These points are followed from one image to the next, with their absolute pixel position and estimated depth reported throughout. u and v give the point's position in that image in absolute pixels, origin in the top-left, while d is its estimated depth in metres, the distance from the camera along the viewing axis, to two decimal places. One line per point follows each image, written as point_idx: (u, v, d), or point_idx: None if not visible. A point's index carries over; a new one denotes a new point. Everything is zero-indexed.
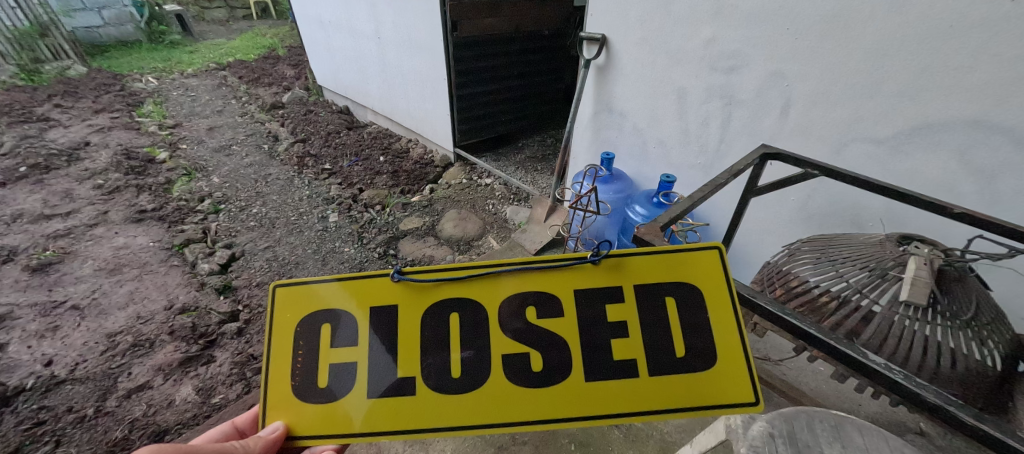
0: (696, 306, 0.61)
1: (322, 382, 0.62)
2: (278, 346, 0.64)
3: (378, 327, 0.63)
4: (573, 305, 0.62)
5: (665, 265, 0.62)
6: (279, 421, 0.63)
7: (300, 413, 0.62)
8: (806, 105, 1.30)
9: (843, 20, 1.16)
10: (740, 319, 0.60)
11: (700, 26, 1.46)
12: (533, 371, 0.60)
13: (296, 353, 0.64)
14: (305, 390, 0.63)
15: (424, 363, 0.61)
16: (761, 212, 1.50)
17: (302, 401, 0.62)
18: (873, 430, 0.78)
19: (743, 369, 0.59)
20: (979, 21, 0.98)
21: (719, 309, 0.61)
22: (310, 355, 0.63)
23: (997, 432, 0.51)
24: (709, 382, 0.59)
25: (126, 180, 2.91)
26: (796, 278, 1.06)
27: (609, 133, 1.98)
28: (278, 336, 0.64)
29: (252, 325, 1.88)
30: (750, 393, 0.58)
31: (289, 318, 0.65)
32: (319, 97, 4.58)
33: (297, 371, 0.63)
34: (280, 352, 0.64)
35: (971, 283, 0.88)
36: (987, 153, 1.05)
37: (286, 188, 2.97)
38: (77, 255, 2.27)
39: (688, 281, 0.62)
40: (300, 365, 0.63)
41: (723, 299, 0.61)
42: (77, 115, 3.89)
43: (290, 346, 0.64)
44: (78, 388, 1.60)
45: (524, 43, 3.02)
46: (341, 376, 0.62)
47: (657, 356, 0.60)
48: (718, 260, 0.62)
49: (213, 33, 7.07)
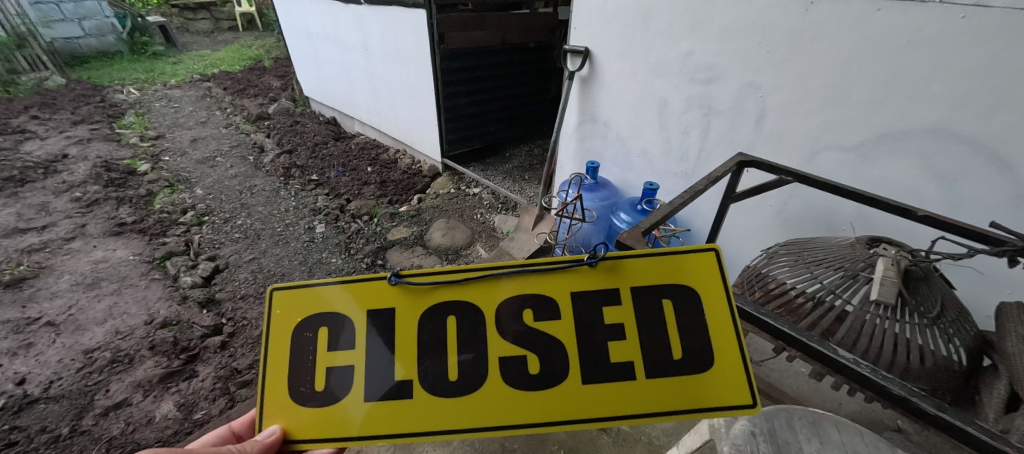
0: (690, 309, 0.63)
1: (318, 385, 0.63)
2: (277, 348, 0.64)
3: (378, 331, 0.63)
4: (569, 308, 0.63)
5: (660, 268, 0.64)
6: (276, 424, 0.63)
7: (297, 415, 0.62)
8: (779, 115, 1.36)
9: (810, 36, 1.23)
10: (735, 322, 0.61)
11: (678, 40, 1.52)
12: (529, 374, 0.61)
13: (294, 355, 0.64)
14: (302, 393, 0.63)
15: (422, 366, 0.62)
16: (740, 218, 1.55)
17: (301, 404, 0.62)
18: (849, 426, 0.81)
19: (739, 372, 0.60)
20: (934, 35, 1.04)
21: (714, 313, 0.62)
22: (309, 357, 0.64)
23: (957, 420, 0.54)
24: (704, 384, 0.60)
25: (106, 192, 2.85)
26: (774, 280, 1.10)
27: (594, 142, 2.02)
28: (275, 338, 0.65)
29: (237, 338, 1.84)
30: (746, 395, 0.59)
31: (287, 320, 0.65)
32: (305, 108, 4.57)
33: (294, 373, 0.64)
34: (277, 354, 0.64)
35: (935, 281, 0.93)
36: (948, 160, 1.11)
37: (271, 199, 2.95)
38: (53, 270, 2.21)
39: (681, 287, 0.63)
40: (298, 367, 0.64)
41: (717, 302, 0.62)
42: (55, 127, 3.81)
43: (288, 348, 0.64)
44: (53, 407, 1.55)
45: (510, 54, 3.07)
46: (339, 379, 0.63)
47: (653, 358, 0.61)
48: (713, 263, 0.64)
49: (197, 45, 7.03)
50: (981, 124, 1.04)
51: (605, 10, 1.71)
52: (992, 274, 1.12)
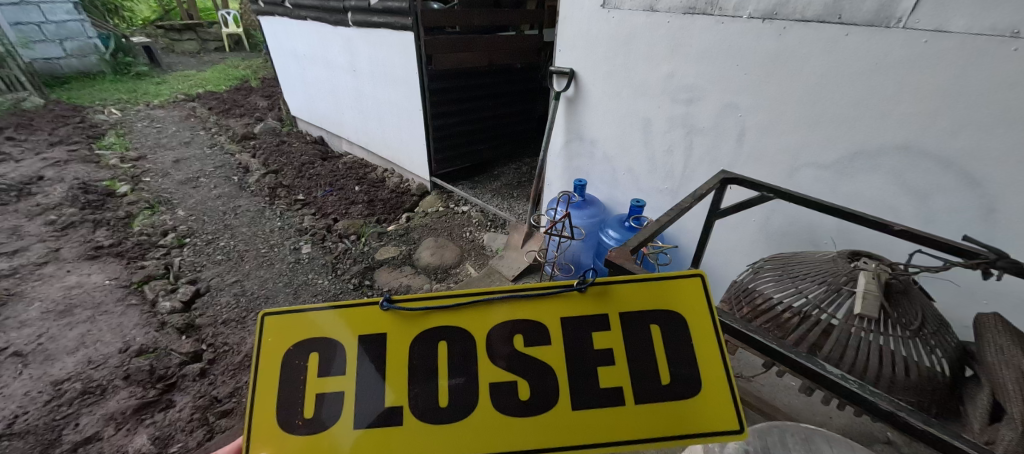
0: (679, 333, 0.63)
1: (307, 412, 0.60)
2: (266, 374, 0.62)
3: (367, 358, 0.61)
4: (560, 332, 0.63)
5: (649, 293, 0.65)
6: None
7: (282, 444, 0.59)
8: (758, 133, 1.40)
9: (784, 58, 1.28)
10: (722, 347, 0.61)
11: (660, 62, 1.57)
12: (520, 400, 0.60)
13: (284, 379, 0.62)
14: (289, 418, 0.60)
15: (412, 392, 0.60)
16: (725, 233, 1.58)
17: (288, 432, 0.60)
18: (841, 441, 0.81)
19: (727, 399, 0.60)
20: (899, 58, 1.10)
21: (702, 339, 0.63)
22: (299, 382, 0.62)
23: (945, 435, 0.54)
24: (695, 409, 0.60)
25: (82, 215, 2.77)
26: (761, 295, 1.11)
27: (580, 161, 2.05)
28: (265, 361, 0.62)
29: (217, 365, 1.77)
30: (733, 421, 0.59)
31: (277, 343, 0.63)
32: (292, 128, 4.56)
33: (284, 399, 0.61)
34: (267, 378, 0.62)
35: (914, 295, 0.96)
36: (920, 175, 1.15)
37: (256, 219, 2.90)
38: (23, 297, 2.12)
39: (670, 314, 0.64)
40: (286, 393, 0.61)
41: (705, 326, 0.63)
42: (31, 148, 3.72)
43: (278, 373, 0.62)
44: (16, 444, 1.46)
45: (497, 75, 3.12)
46: (329, 404, 0.60)
47: (644, 382, 0.61)
48: (699, 289, 0.64)
49: (182, 65, 7.00)
50: (948, 142, 1.08)
51: (589, 34, 1.76)
52: (968, 286, 1.16)
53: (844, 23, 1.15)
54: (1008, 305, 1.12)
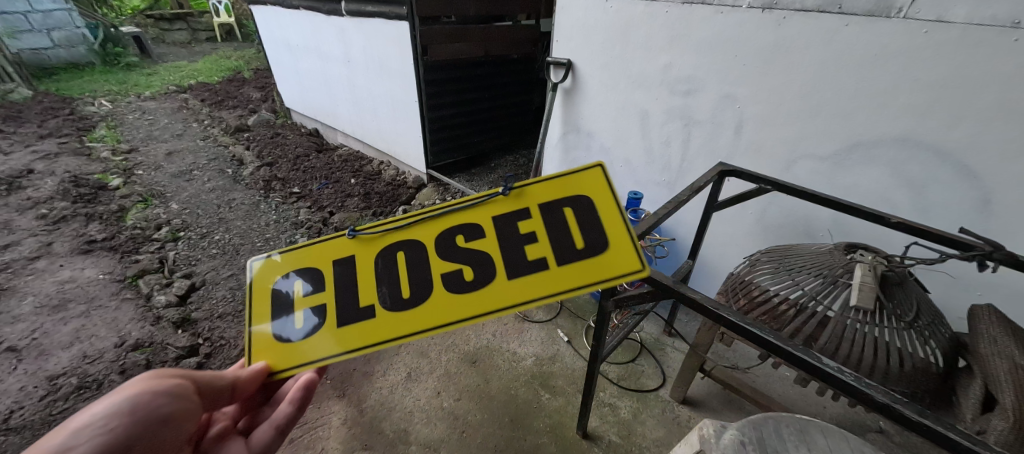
0: (589, 208, 0.68)
1: (297, 322, 0.66)
2: (258, 305, 0.68)
3: (338, 276, 0.68)
4: (492, 228, 0.67)
5: (560, 185, 0.70)
6: (264, 360, 0.65)
7: (279, 351, 0.65)
8: (756, 126, 1.39)
9: (783, 49, 1.27)
10: (620, 208, 0.66)
11: (658, 53, 1.55)
12: (465, 281, 0.64)
13: (274, 306, 0.68)
14: (279, 329, 0.66)
15: (380, 291, 0.65)
16: (722, 226, 1.57)
17: (281, 341, 0.65)
18: (834, 431, 0.86)
19: (630, 244, 0.64)
20: (898, 48, 1.09)
21: (608, 209, 0.67)
22: (284, 305, 0.67)
23: (939, 426, 0.55)
24: (608, 260, 0.64)
25: (74, 209, 2.74)
26: (757, 287, 1.10)
27: (578, 153, 2.03)
28: (257, 299, 0.69)
29: (214, 358, 1.76)
30: (636, 262, 0.63)
31: (264, 285, 0.70)
32: (286, 120, 4.51)
33: (276, 320, 0.67)
34: (260, 309, 0.68)
35: (910, 287, 0.96)
36: (917, 167, 1.15)
37: (251, 213, 2.87)
38: (16, 292, 2.10)
39: (580, 194, 0.69)
40: (277, 312, 0.67)
41: (608, 199, 0.68)
42: (20, 141, 3.66)
43: (269, 302, 0.68)
44: (12, 439, 1.45)
45: (494, 65, 3.09)
46: (308, 313, 0.66)
47: (563, 248, 0.65)
48: (600, 176, 0.70)
49: (173, 55, 6.90)
50: (945, 133, 1.08)
51: (586, 24, 1.74)
52: (963, 278, 1.16)
53: (844, 13, 1.14)
54: (1001, 296, 1.13)
